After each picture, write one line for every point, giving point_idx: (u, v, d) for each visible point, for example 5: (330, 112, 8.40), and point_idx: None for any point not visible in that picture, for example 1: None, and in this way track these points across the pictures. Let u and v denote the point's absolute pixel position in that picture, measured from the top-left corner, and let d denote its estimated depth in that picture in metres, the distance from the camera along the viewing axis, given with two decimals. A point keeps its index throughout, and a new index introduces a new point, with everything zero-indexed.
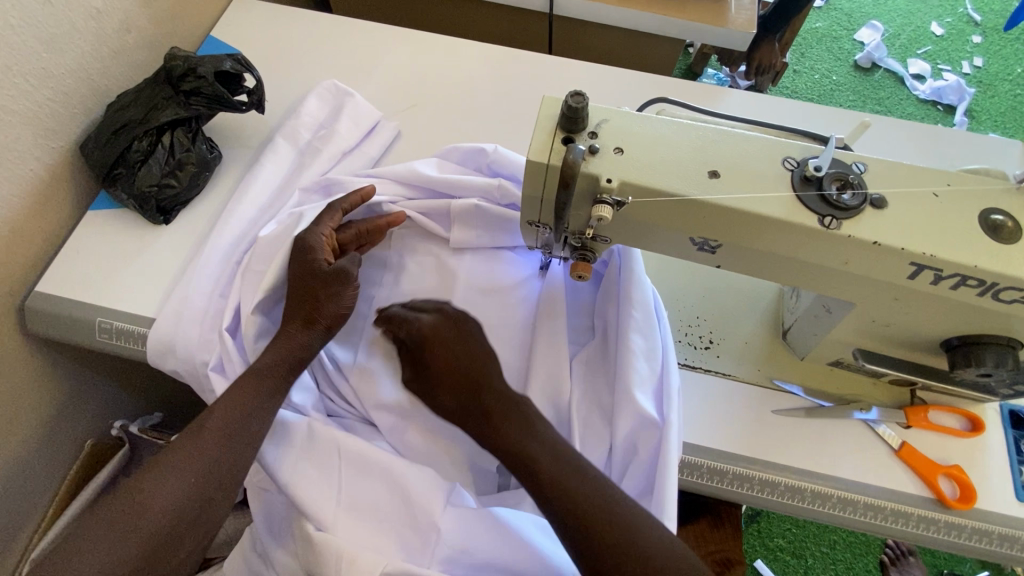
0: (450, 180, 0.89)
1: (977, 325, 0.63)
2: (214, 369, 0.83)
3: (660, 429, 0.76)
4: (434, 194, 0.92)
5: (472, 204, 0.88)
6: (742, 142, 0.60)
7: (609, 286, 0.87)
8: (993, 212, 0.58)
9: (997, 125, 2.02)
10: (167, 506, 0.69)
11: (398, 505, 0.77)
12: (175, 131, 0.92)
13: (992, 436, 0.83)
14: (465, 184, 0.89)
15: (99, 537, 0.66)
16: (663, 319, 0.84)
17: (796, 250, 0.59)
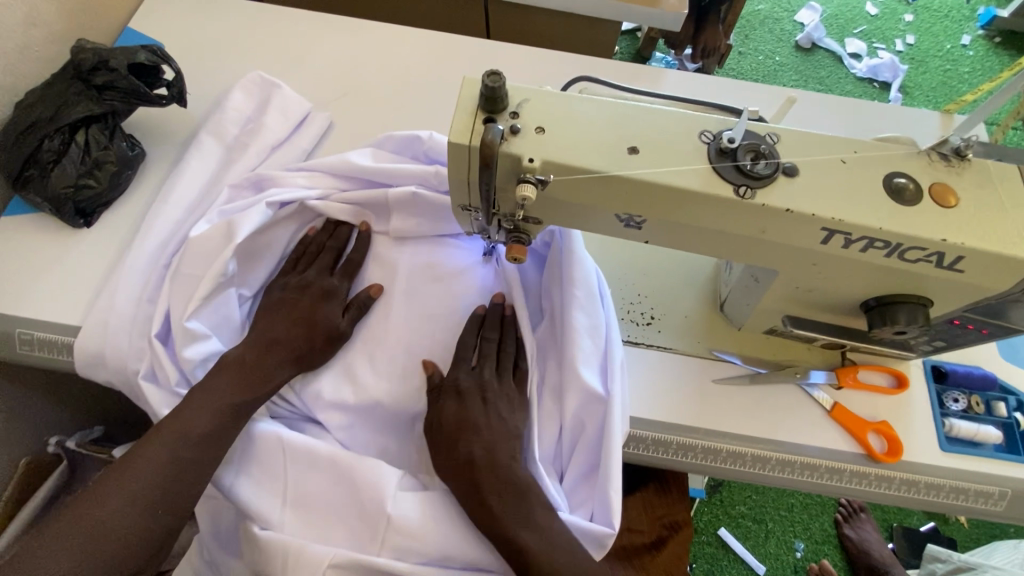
0: (386, 170, 0.87)
1: (889, 285, 0.66)
2: (146, 378, 0.79)
3: (604, 404, 0.77)
4: (371, 185, 0.90)
5: (409, 192, 0.86)
6: (658, 117, 0.61)
7: (552, 266, 0.87)
8: (896, 175, 0.61)
9: (929, 99, 2.12)
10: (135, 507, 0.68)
11: (347, 498, 0.75)
12: (90, 128, 0.87)
13: (916, 391, 0.87)
14: (402, 173, 0.87)
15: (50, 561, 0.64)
16: (605, 297, 0.84)
17: (715, 221, 0.61)
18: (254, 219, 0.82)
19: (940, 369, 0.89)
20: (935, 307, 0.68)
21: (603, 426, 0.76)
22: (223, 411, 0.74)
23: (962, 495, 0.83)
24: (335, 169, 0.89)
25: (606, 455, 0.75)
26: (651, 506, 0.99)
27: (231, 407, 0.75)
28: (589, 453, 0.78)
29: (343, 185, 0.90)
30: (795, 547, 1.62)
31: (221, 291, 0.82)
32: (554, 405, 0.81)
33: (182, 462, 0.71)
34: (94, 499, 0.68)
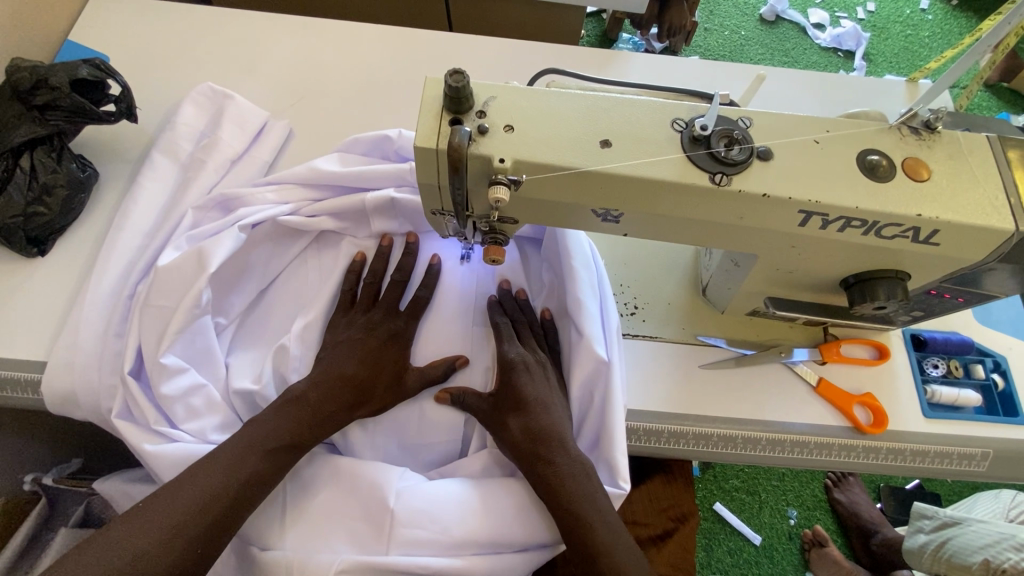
0: (359, 173, 0.84)
1: (867, 262, 0.66)
2: (119, 416, 0.76)
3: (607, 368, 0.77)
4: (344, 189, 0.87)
5: (387, 195, 0.84)
6: (628, 108, 0.60)
7: (550, 246, 0.86)
8: (869, 152, 0.60)
9: (892, 66, 2.14)
10: (195, 499, 0.66)
11: (352, 500, 0.75)
12: (35, 151, 0.82)
13: (898, 361, 0.89)
14: (376, 175, 0.84)
15: (108, 551, 0.61)
16: (601, 267, 0.85)
17: (694, 211, 0.60)
18: (224, 244, 0.79)
19: (919, 337, 0.90)
20: (913, 280, 0.68)
21: (606, 396, 0.76)
22: (284, 404, 0.75)
23: (948, 460, 0.84)
24: (303, 178, 0.86)
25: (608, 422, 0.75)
26: (657, 498, 0.95)
27: (286, 403, 0.76)
28: (594, 424, 0.79)
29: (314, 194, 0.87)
30: (788, 515, 1.65)
31: (195, 321, 0.78)
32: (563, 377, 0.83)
33: (241, 462, 0.70)
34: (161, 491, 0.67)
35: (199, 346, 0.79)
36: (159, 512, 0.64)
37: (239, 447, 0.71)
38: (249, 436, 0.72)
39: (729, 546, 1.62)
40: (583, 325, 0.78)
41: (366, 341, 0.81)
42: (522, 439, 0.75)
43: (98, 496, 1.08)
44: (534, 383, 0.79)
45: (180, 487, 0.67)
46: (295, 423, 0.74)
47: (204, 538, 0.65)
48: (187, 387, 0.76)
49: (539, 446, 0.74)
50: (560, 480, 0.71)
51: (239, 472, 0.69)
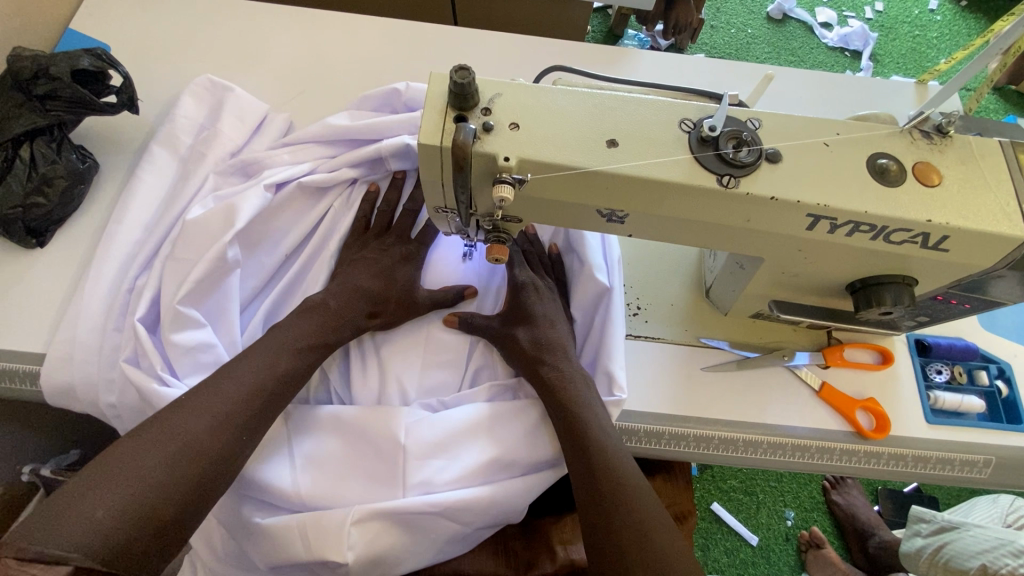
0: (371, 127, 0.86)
1: (874, 267, 0.65)
2: (128, 363, 0.76)
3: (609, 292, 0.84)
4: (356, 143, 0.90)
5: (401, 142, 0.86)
6: (636, 108, 0.59)
7: None
8: (880, 156, 0.59)
9: (899, 67, 2.12)
10: (241, 385, 0.70)
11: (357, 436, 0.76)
12: (35, 142, 0.81)
13: (901, 366, 0.88)
14: (389, 126, 0.87)
15: (164, 436, 0.64)
16: None
17: (700, 213, 0.59)
18: (251, 202, 0.81)
19: (923, 342, 0.89)
20: (920, 285, 0.68)
21: (606, 317, 0.82)
22: (307, 309, 0.79)
23: (949, 466, 0.84)
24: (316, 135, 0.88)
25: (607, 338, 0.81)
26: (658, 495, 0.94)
27: (309, 309, 0.79)
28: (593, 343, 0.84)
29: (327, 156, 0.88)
30: (785, 516, 1.65)
31: (219, 275, 0.79)
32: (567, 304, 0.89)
33: (278, 355, 0.74)
34: (205, 383, 0.70)
35: (217, 300, 0.80)
36: (209, 398, 0.68)
37: (270, 349, 0.74)
38: (278, 339, 0.75)
39: (725, 546, 1.62)
40: (586, 254, 0.85)
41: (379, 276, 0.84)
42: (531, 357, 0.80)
43: None
44: (541, 304, 0.85)
45: (224, 378, 0.70)
46: (316, 337, 0.78)
47: (252, 422, 0.69)
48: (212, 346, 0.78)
49: (542, 358, 0.80)
50: (560, 388, 0.77)
51: (275, 369, 0.72)
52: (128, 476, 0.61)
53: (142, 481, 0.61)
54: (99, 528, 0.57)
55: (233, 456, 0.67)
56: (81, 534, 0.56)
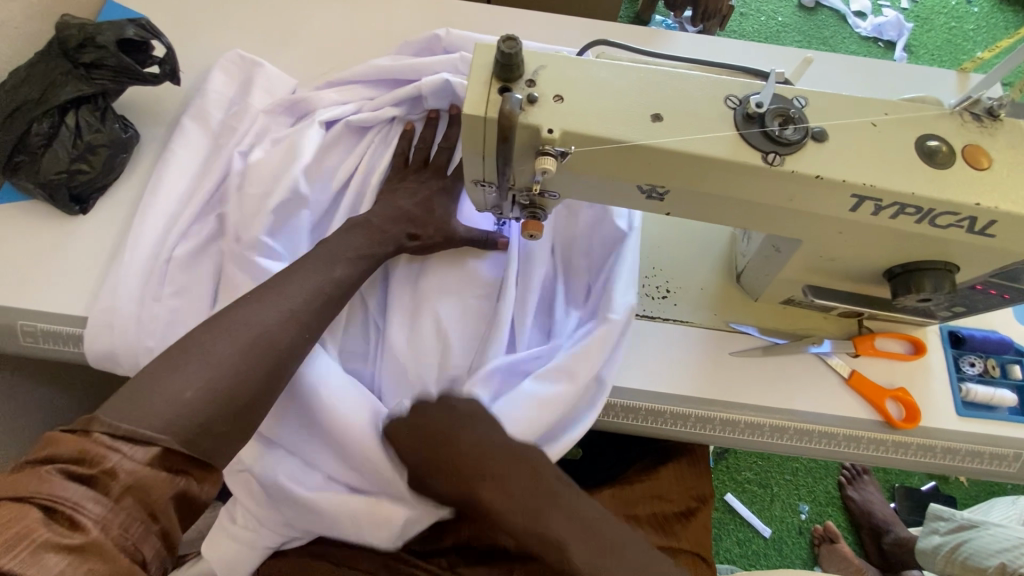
0: (411, 66, 0.88)
1: (915, 252, 0.64)
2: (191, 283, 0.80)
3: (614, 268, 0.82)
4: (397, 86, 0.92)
5: (442, 78, 0.85)
6: (681, 83, 0.58)
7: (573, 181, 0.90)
8: (929, 138, 0.58)
9: (934, 59, 2.06)
10: (301, 289, 0.72)
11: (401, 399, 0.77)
12: (80, 110, 0.83)
13: (933, 358, 0.87)
14: (428, 66, 0.88)
15: (229, 333, 0.66)
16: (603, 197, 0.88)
17: (742, 190, 0.59)
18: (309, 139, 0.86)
19: (957, 334, 0.88)
20: (961, 272, 0.67)
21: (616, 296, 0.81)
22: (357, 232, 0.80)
23: (978, 459, 0.83)
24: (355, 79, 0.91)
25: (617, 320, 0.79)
26: (683, 479, 0.92)
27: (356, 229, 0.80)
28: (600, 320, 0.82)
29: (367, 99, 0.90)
30: (800, 510, 1.65)
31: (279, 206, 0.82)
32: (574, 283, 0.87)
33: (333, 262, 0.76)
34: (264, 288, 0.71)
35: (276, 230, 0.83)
36: (273, 299, 0.70)
37: (322, 259, 0.75)
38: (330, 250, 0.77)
39: (737, 537, 1.62)
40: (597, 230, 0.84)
41: (421, 205, 0.83)
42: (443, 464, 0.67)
43: None
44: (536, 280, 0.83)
45: (284, 282, 0.72)
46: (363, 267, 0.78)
47: (312, 323, 0.71)
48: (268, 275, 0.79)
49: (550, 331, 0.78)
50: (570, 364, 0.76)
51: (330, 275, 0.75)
52: (202, 363, 0.62)
53: (218, 367, 0.63)
54: (183, 405, 0.59)
55: (296, 355, 0.69)
56: (165, 410, 0.58)
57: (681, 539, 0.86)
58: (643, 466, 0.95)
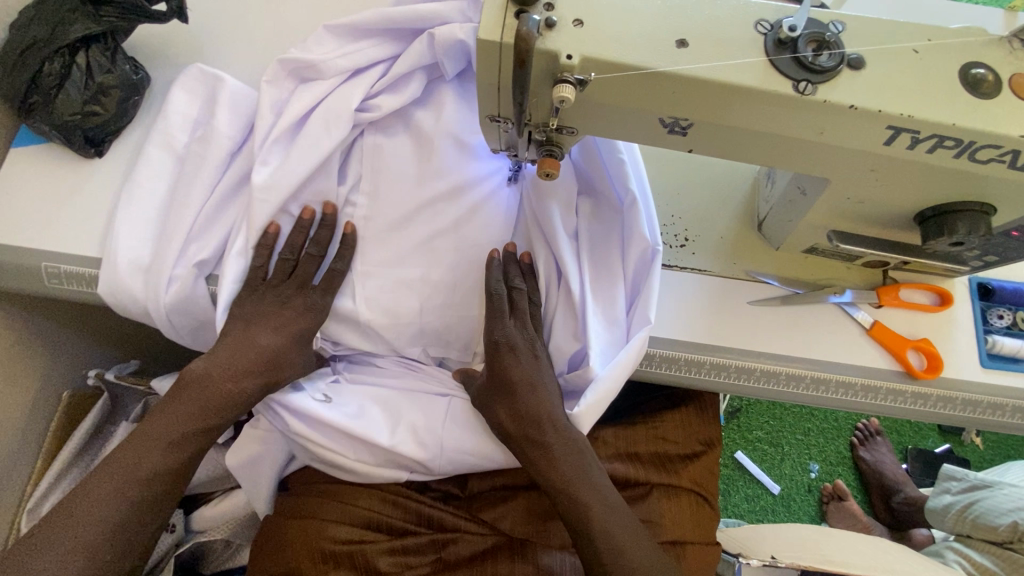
0: (408, 9, 0.81)
1: (949, 192, 0.61)
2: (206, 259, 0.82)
3: (649, 256, 0.80)
4: (397, 34, 0.85)
5: (447, 32, 0.79)
6: (709, 6, 0.55)
7: (593, 158, 0.83)
8: (975, 66, 0.55)
9: None
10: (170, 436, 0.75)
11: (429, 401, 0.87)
12: (90, 49, 0.82)
13: (960, 310, 0.85)
14: (430, 12, 0.81)
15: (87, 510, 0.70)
16: (640, 169, 0.83)
17: (768, 123, 0.56)
18: (305, 98, 0.83)
19: (986, 286, 0.86)
20: (997, 215, 0.64)
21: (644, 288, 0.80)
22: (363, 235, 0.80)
23: (999, 411, 0.82)
24: (346, 27, 0.84)
25: (641, 308, 0.79)
26: (690, 427, 0.92)
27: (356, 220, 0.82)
28: (627, 301, 0.82)
29: (360, 48, 0.85)
30: (810, 468, 1.65)
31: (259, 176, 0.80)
32: (611, 261, 0.84)
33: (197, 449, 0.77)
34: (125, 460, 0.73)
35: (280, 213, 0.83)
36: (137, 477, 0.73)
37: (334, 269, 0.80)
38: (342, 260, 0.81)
39: (746, 493, 1.63)
40: (630, 210, 0.80)
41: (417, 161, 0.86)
42: (509, 421, 0.77)
43: (155, 397, 1.14)
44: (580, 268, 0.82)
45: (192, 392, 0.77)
46: None
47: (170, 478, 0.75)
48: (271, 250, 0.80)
49: (611, 318, 0.81)
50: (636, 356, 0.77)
51: None
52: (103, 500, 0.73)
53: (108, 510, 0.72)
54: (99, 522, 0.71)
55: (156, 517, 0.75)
56: (93, 532, 0.70)
57: (680, 477, 0.88)
58: (651, 408, 0.95)
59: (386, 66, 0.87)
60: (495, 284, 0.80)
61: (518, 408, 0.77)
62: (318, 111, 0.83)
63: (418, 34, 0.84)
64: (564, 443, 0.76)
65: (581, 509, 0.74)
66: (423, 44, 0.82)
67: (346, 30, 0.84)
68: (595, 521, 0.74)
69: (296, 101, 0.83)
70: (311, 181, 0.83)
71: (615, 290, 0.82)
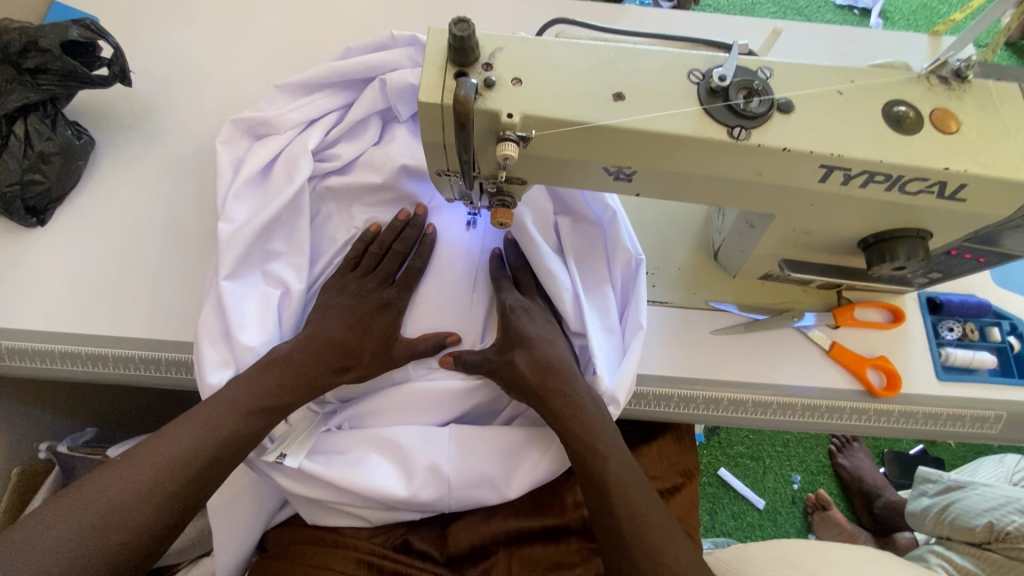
0: (359, 61, 0.83)
1: (886, 220, 0.64)
2: (166, 325, 0.80)
3: (636, 264, 0.82)
4: (349, 86, 0.87)
5: (399, 78, 0.82)
6: (642, 59, 0.57)
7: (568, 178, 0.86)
8: (896, 104, 0.57)
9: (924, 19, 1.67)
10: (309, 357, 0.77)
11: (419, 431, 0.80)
12: (28, 118, 0.80)
13: (913, 325, 0.87)
14: (379, 61, 0.83)
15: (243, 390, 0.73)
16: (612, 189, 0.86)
17: (707, 167, 0.58)
18: (266, 151, 0.84)
19: (935, 300, 0.88)
20: (934, 239, 0.66)
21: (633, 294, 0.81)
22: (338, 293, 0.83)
23: (960, 422, 0.83)
24: (298, 84, 0.85)
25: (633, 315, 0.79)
26: (668, 457, 0.91)
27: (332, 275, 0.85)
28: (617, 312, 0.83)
29: (313, 101, 0.86)
30: (792, 479, 1.66)
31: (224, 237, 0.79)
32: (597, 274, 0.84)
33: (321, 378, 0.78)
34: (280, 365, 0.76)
35: (252, 270, 0.82)
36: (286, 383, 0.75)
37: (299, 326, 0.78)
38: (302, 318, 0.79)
39: (732, 510, 1.63)
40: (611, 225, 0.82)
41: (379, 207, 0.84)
42: (527, 369, 0.77)
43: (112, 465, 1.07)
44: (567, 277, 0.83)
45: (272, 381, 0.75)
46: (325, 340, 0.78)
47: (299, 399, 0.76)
48: (239, 302, 0.78)
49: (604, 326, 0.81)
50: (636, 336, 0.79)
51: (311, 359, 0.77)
52: (101, 492, 0.62)
53: (115, 510, 0.62)
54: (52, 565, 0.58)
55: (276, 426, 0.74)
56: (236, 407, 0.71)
57: None
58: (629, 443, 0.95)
59: (340, 114, 0.88)
60: (500, 273, 0.85)
61: (533, 351, 0.78)
62: (279, 163, 0.84)
63: (369, 83, 0.86)
64: (577, 389, 0.76)
65: (596, 458, 0.72)
66: (376, 92, 0.84)
67: (297, 86, 0.85)
68: (611, 470, 0.72)
69: (253, 157, 0.83)
70: (277, 232, 0.83)
71: (606, 300, 0.82)
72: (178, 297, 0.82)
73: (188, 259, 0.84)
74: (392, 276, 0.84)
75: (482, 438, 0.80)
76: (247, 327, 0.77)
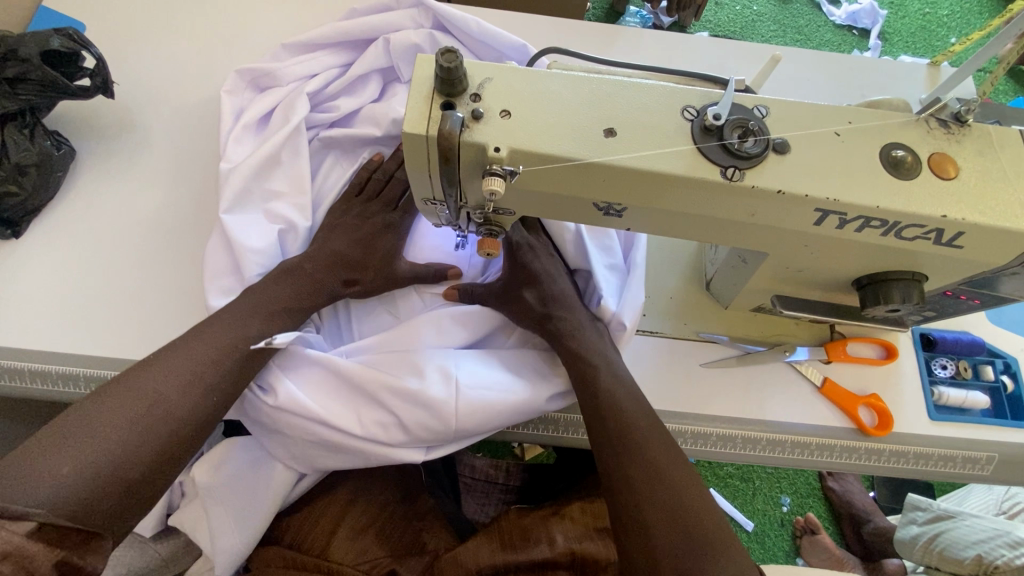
0: (363, 22, 0.88)
1: (881, 263, 0.62)
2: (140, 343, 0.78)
3: None
4: (353, 48, 0.91)
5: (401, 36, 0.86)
6: (635, 92, 0.55)
7: None
8: (894, 147, 0.56)
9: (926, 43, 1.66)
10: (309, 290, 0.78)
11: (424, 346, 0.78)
12: (6, 128, 0.78)
13: (905, 362, 0.86)
14: (382, 21, 0.88)
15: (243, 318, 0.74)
16: None
17: (699, 207, 0.56)
18: (272, 97, 0.87)
19: (928, 336, 0.87)
20: (929, 282, 0.65)
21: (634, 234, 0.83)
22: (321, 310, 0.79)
23: (951, 463, 0.82)
24: (299, 42, 0.88)
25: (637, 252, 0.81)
26: None
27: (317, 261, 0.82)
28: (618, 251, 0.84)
29: (316, 58, 0.89)
30: (781, 502, 1.64)
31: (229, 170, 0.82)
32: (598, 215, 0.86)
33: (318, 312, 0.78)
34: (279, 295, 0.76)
35: (255, 208, 0.83)
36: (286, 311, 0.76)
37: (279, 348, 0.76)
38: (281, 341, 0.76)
39: None
40: None
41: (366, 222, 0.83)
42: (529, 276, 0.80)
43: None
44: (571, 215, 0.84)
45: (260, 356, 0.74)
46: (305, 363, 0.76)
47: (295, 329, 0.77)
48: (245, 231, 0.80)
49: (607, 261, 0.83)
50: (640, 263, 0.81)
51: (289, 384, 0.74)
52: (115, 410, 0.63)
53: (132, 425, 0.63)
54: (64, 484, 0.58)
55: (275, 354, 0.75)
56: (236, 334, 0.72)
57: None
58: None
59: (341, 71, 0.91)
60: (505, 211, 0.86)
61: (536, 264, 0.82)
62: (279, 111, 0.86)
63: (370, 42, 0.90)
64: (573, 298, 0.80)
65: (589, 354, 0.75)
66: (378, 49, 0.87)
67: (298, 44, 0.89)
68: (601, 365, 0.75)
69: (257, 103, 0.87)
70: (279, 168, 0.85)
71: (608, 240, 0.84)
72: (155, 313, 0.79)
73: (168, 274, 0.82)
74: (394, 202, 0.86)
75: (496, 356, 0.79)
76: (255, 254, 0.79)
